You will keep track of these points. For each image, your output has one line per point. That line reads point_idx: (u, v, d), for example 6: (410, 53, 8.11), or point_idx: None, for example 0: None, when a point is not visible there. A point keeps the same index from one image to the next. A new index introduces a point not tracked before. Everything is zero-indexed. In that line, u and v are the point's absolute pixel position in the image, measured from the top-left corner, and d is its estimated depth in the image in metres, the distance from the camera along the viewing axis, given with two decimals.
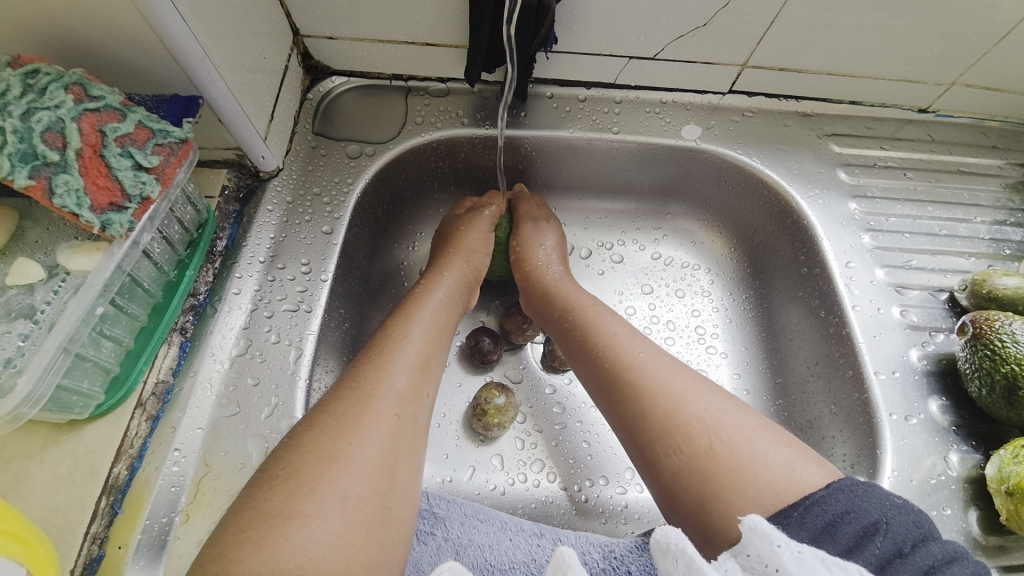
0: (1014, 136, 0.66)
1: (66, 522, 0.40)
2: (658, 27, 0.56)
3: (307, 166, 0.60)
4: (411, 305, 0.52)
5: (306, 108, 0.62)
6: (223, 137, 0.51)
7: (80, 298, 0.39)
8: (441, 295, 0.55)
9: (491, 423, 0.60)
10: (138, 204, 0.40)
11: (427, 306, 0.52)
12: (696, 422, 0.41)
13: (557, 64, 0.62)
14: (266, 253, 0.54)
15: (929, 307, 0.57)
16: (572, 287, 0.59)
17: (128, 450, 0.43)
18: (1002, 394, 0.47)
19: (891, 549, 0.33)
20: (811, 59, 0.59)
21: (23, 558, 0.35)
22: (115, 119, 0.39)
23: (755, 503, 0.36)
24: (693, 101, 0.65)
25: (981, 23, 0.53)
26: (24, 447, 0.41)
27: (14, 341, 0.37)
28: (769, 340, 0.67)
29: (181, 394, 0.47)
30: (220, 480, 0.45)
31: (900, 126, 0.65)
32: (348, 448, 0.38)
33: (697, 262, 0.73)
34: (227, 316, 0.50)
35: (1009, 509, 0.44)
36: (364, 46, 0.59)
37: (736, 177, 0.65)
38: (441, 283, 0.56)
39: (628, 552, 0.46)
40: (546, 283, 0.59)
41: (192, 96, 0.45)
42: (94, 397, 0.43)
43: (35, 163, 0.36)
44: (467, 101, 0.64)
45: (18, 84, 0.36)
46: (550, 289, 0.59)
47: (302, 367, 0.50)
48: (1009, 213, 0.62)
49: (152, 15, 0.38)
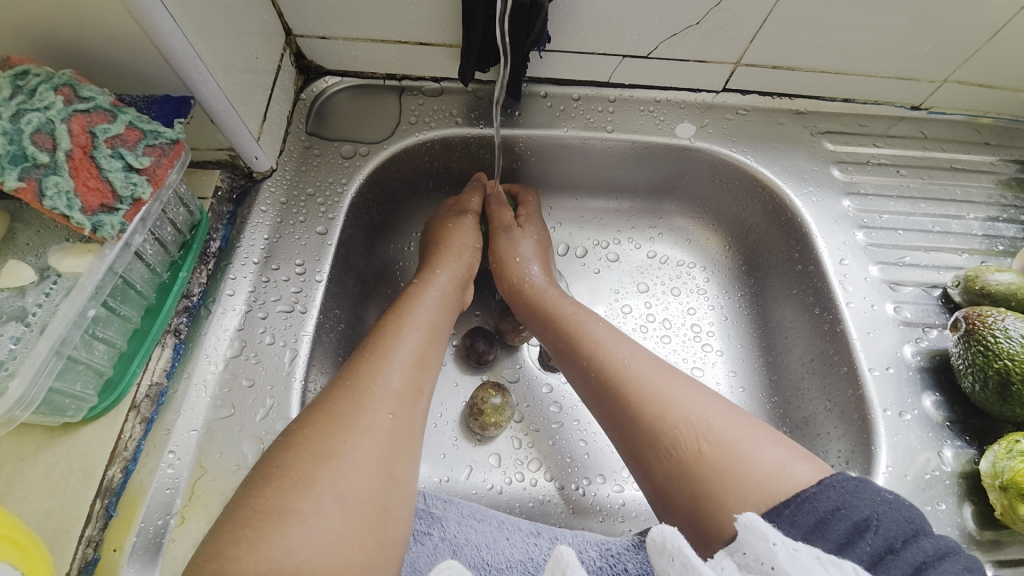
0: (1007, 132, 0.66)
1: (60, 525, 0.40)
2: (651, 25, 0.56)
3: (301, 166, 0.59)
4: (405, 304, 0.52)
5: (300, 108, 0.62)
6: (215, 138, 0.50)
7: (71, 300, 0.39)
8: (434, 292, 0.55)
9: (488, 422, 0.60)
10: (129, 206, 0.40)
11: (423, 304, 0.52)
12: (684, 425, 0.42)
13: (551, 63, 0.62)
14: (260, 254, 0.54)
15: (923, 304, 0.57)
16: (554, 293, 0.58)
17: (123, 453, 0.43)
18: (995, 389, 0.47)
19: (881, 546, 0.33)
20: (804, 57, 0.59)
21: (17, 560, 0.34)
22: (105, 120, 0.39)
23: (747, 501, 0.37)
24: (686, 99, 0.65)
25: (972, 20, 0.53)
26: (18, 449, 0.41)
27: (5, 343, 0.37)
28: (765, 337, 0.67)
29: (175, 397, 0.46)
30: (216, 483, 0.44)
31: (893, 123, 0.66)
32: (343, 446, 0.38)
33: (692, 261, 0.73)
34: (221, 317, 0.50)
35: (1003, 503, 0.44)
36: (357, 45, 0.59)
37: (730, 175, 0.65)
38: (433, 280, 0.56)
39: (625, 550, 0.46)
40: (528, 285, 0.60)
41: (185, 96, 0.45)
42: (87, 400, 0.42)
43: (25, 165, 0.35)
44: (461, 101, 0.64)
45: (7, 86, 0.36)
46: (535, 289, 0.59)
47: (297, 369, 0.50)
48: (1001, 210, 0.62)
49: (143, 15, 0.38)
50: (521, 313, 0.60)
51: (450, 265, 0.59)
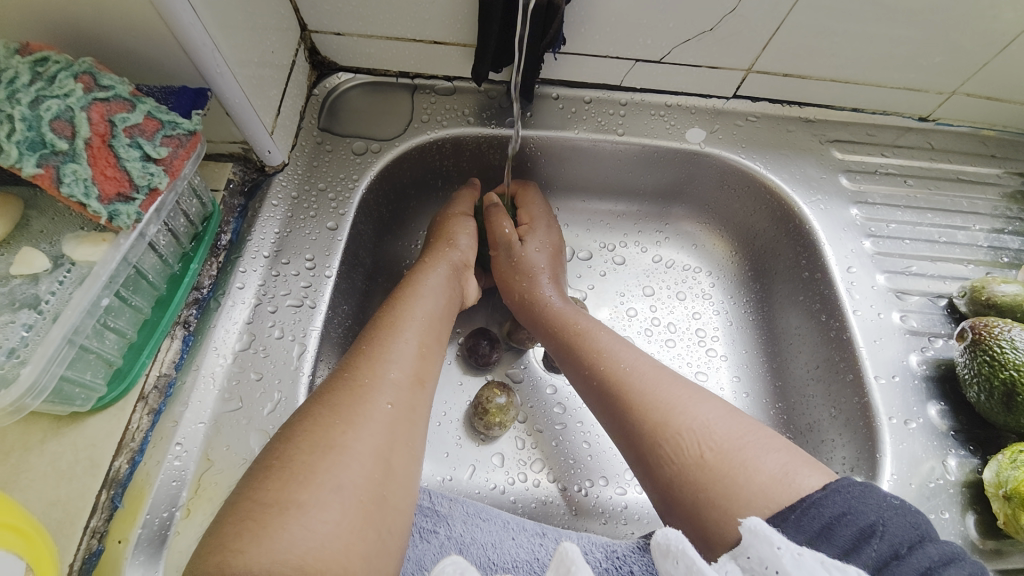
0: (1013, 145, 0.67)
1: (65, 516, 0.39)
2: (665, 30, 0.56)
3: (312, 161, 0.59)
4: (407, 295, 0.52)
5: (312, 104, 0.62)
6: (229, 131, 0.50)
7: (85, 289, 0.38)
8: (434, 282, 0.55)
9: (492, 422, 0.60)
10: (146, 195, 0.40)
11: (423, 296, 0.52)
12: (685, 433, 0.42)
13: (564, 65, 0.62)
14: (270, 247, 0.54)
15: (928, 313, 0.57)
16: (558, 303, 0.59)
17: (129, 444, 0.43)
18: (1000, 399, 0.48)
19: (887, 551, 0.33)
20: (815, 66, 0.60)
21: (22, 550, 0.34)
22: (124, 109, 0.38)
23: (750, 506, 0.37)
24: (697, 105, 0.65)
25: (982, 33, 0.54)
26: (24, 438, 0.41)
27: (17, 331, 0.37)
28: (769, 343, 0.67)
29: (184, 388, 0.46)
30: (221, 476, 0.44)
31: (901, 133, 0.66)
32: (343, 437, 0.38)
33: (698, 265, 0.73)
34: (230, 310, 0.50)
35: (1006, 513, 0.45)
36: (371, 43, 0.59)
37: (738, 181, 0.66)
38: (437, 272, 0.56)
39: (631, 552, 0.46)
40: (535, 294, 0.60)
41: (201, 88, 0.44)
42: (96, 390, 0.42)
43: (43, 151, 0.35)
44: (473, 100, 0.64)
45: (27, 72, 0.36)
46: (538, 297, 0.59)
47: (306, 363, 0.50)
48: (1007, 222, 0.62)
49: (164, 6, 0.38)
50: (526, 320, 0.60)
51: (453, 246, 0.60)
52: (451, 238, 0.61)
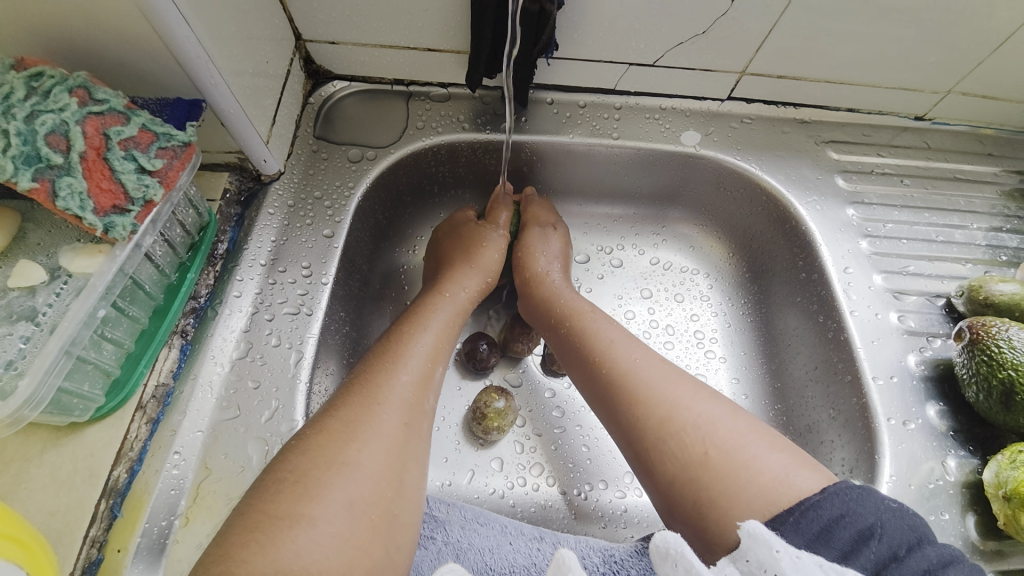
0: (1010, 143, 0.66)
1: (64, 526, 0.40)
2: (658, 34, 0.56)
3: (308, 170, 0.60)
4: (423, 315, 0.52)
5: (308, 112, 0.62)
6: (224, 140, 0.51)
7: (82, 300, 0.39)
8: (450, 306, 0.55)
9: (490, 426, 0.60)
10: (141, 207, 0.40)
11: (438, 317, 0.53)
12: (690, 429, 0.42)
13: (558, 71, 0.62)
14: (267, 256, 0.54)
15: (927, 313, 0.57)
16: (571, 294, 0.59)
17: (128, 453, 0.43)
18: (999, 399, 0.47)
19: (886, 553, 0.33)
20: (809, 67, 0.60)
21: (22, 561, 0.34)
22: (119, 122, 0.39)
23: (751, 508, 0.37)
24: (692, 108, 0.65)
25: (976, 32, 0.54)
26: (24, 449, 0.41)
27: (16, 343, 0.37)
28: (768, 345, 0.67)
29: (181, 397, 0.46)
30: (220, 484, 0.44)
31: (897, 133, 0.66)
32: (356, 454, 0.38)
33: (695, 267, 0.73)
34: (228, 318, 0.50)
35: (1006, 513, 0.44)
36: (366, 51, 0.60)
37: (735, 183, 0.66)
38: (453, 295, 0.56)
39: (628, 557, 0.46)
40: (546, 291, 0.60)
41: (196, 99, 0.45)
42: (95, 400, 0.42)
43: (39, 165, 0.36)
44: (468, 106, 0.64)
45: (22, 87, 0.36)
46: (552, 293, 0.59)
47: (302, 371, 0.50)
48: (1005, 220, 0.62)
49: (157, 19, 0.38)
50: (536, 309, 0.60)
51: (476, 275, 0.60)
52: (482, 269, 0.61)
